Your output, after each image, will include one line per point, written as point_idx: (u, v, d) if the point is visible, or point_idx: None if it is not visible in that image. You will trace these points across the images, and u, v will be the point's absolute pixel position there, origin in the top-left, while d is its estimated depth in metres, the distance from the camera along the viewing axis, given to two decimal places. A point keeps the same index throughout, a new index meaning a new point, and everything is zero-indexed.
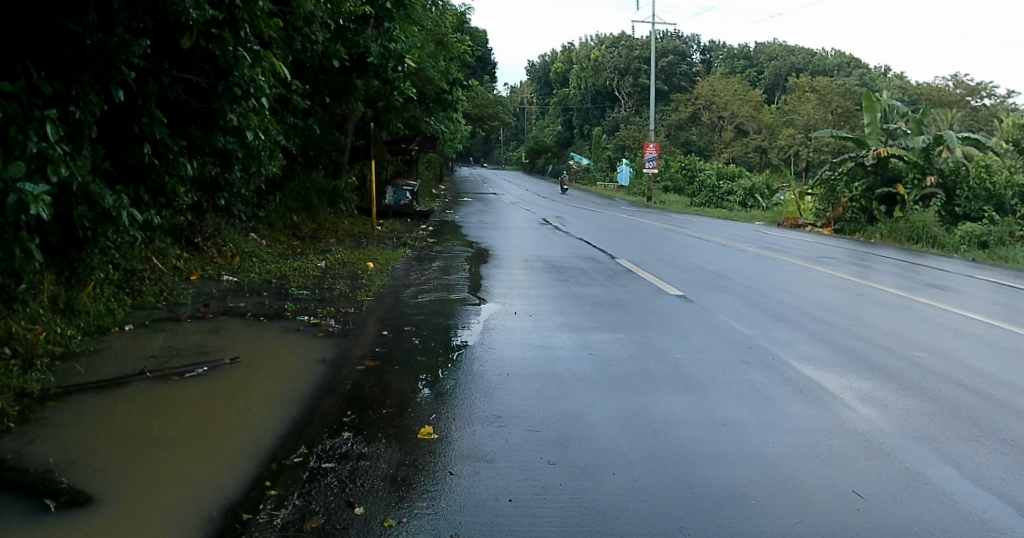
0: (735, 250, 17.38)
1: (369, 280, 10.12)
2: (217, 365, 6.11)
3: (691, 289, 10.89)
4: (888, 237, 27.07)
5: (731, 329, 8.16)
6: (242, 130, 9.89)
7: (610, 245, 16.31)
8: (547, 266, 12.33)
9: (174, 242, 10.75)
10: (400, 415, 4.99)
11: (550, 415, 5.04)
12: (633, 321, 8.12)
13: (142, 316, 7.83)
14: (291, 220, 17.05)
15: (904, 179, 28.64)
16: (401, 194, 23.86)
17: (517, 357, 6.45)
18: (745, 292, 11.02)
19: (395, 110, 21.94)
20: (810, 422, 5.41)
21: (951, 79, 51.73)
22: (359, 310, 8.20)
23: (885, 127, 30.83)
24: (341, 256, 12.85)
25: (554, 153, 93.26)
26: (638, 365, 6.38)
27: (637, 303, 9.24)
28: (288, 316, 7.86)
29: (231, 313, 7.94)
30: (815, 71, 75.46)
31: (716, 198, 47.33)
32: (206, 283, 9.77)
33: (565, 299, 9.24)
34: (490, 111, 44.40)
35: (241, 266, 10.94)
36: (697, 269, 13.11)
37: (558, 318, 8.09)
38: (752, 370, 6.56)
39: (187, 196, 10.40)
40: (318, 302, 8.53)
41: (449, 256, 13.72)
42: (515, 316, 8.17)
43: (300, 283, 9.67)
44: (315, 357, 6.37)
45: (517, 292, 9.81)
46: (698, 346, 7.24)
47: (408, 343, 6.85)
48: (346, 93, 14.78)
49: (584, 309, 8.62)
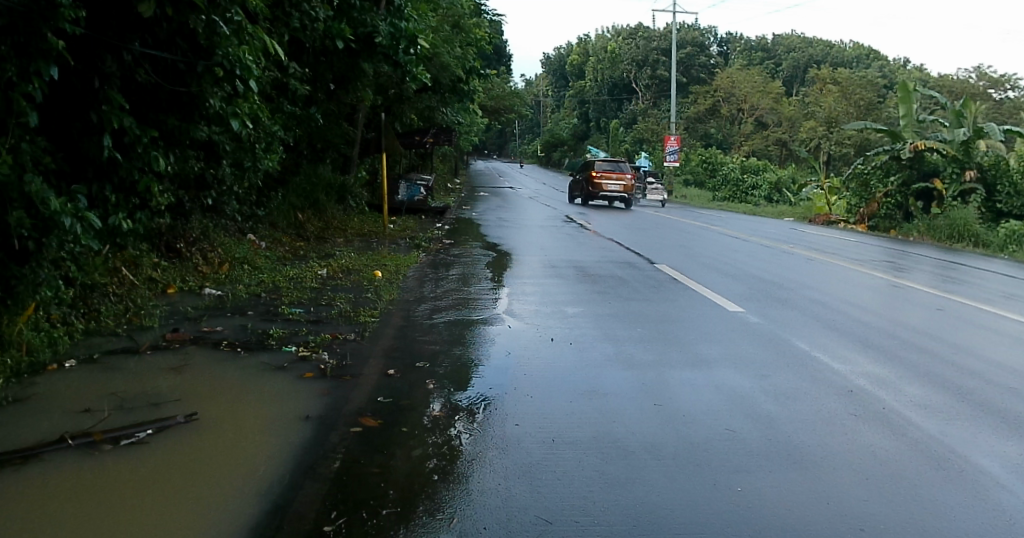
0: (779, 252, 15.82)
1: (376, 294, 8.63)
2: (169, 425, 4.64)
3: (751, 303, 9.34)
4: (928, 235, 25.45)
5: (814, 363, 6.62)
6: (227, 119, 8.44)
7: (645, 247, 14.78)
8: (579, 274, 10.81)
9: (152, 249, 9.36)
10: (404, 517, 3.50)
11: (620, 521, 3.54)
12: (696, 352, 6.58)
13: (95, 346, 6.40)
14: (295, 219, 15.66)
15: (942, 174, 26.95)
16: (415, 190, 22.55)
17: (561, 411, 4.95)
18: (814, 308, 9.45)
19: (408, 100, 20.53)
20: (973, 520, 3.86)
21: (974, 71, 49.71)
22: (360, 337, 6.67)
23: (922, 119, 28.97)
24: (346, 262, 11.37)
25: (571, 147, 91.53)
26: (721, 426, 4.84)
27: (696, 325, 7.69)
28: (271, 345, 6.37)
29: (202, 342, 6.48)
30: (834, 63, 73.39)
31: (739, 193, 45.59)
32: (185, 298, 8.37)
33: (610, 320, 7.72)
34: (507, 104, 42.95)
35: (228, 276, 9.51)
36: (750, 278, 11.51)
37: (605, 348, 6.59)
38: (866, 434, 5.03)
39: (165, 195, 9.00)
40: (312, 325, 7.08)
41: (467, 261, 12.21)
42: (552, 347, 6.62)
43: (293, 299, 8.21)
44: (302, 412, 4.87)
45: (549, 308, 8.26)
46: (788, 392, 5.69)
47: (419, 388, 5.35)
48: (351, 80, 13.34)
49: (635, 335, 7.10)
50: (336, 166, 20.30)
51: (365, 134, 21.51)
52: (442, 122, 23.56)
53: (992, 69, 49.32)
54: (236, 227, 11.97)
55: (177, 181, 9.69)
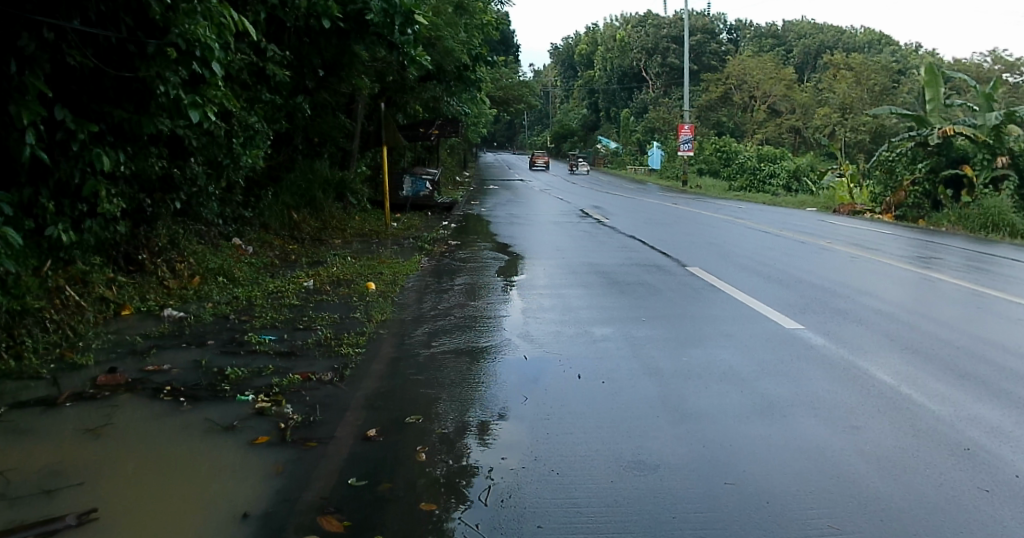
0: (815, 250, 14.40)
1: (366, 312, 7.33)
2: (53, 532, 3.31)
3: (808, 318, 7.92)
4: (958, 225, 23.87)
5: (913, 411, 5.20)
6: (186, 108, 7.12)
7: (668, 246, 13.46)
8: (602, 280, 9.50)
9: (107, 262, 8.02)
10: None
11: None
12: (761, 397, 5.22)
13: (3, 394, 5.05)
14: (288, 219, 14.38)
15: (972, 160, 25.36)
16: (421, 184, 21.05)
17: (600, 500, 3.62)
18: (881, 323, 8.02)
19: (410, 89, 19.28)
20: None
21: (989, 56, 47.88)
22: (338, 377, 5.33)
23: (950, 103, 27.28)
24: (338, 270, 10.07)
25: (581, 138, 89.94)
26: (822, 524, 3.49)
27: (747, 351, 6.35)
28: (225, 393, 5.03)
29: (139, 388, 5.16)
30: (846, 48, 71.31)
31: (757, 182, 43.73)
32: (141, 322, 7.05)
33: (649, 346, 6.34)
34: (516, 94, 41.61)
35: (197, 292, 8.21)
36: (796, 283, 10.10)
37: (646, 390, 5.23)
38: (1014, 524, 3.61)
39: (117, 199, 7.68)
40: (283, 360, 5.74)
41: (475, 266, 10.88)
42: (579, 390, 5.25)
43: (266, 321, 6.94)
44: (240, 505, 3.54)
45: (574, 328, 6.91)
46: (892, 461, 4.34)
47: (405, 462, 4.00)
48: (343, 66, 12.05)
49: (680, 368, 5.74)
50: (335, 161, 19.03)
51: (365, 127, 20.24)
52: (447, 113, 22.22)
53: (1008, 53, 47.45)
54: (216, 234, 10.67)
55: (137, 182, 8.39)
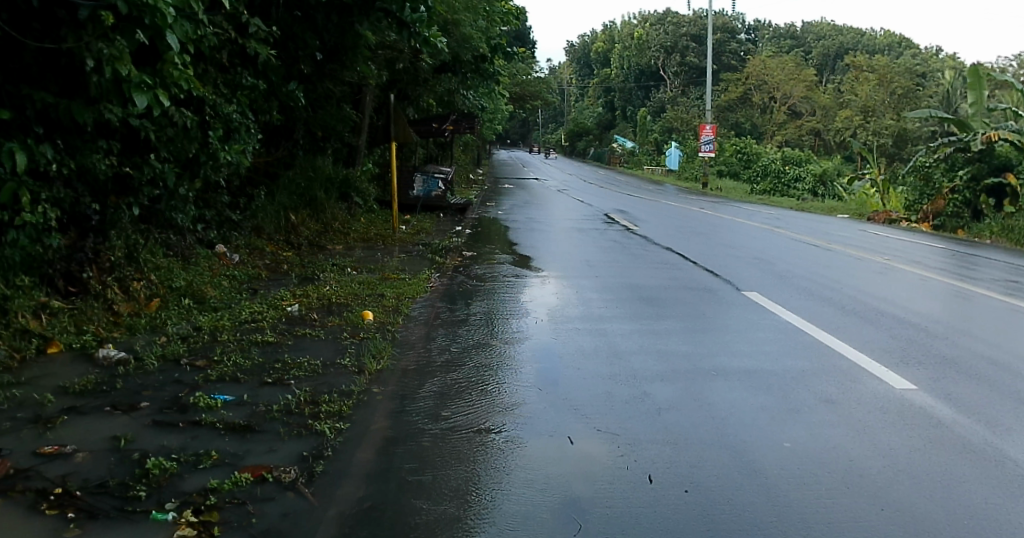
0: (873, 269, 12.61)
1: (355, 358, 5.70)
2: None
3: (917, 374, 6.24)
4: (1003, 237, 21.86)
5: None
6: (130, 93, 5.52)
7: (710, 262, 11.81)
8: (647, 311, 7.85)
9: (40, 283, 6.45)
10: None
11: None
12: (921, 529, 3.55)
13: None
14: (285, 221, 12.82)
15: (1016, 169, 23.29)
16: (433, 184, 19.51)
17: None
18: (1007, 379, 6.30)
19: (423, 80, 17.70)
20: None
21: (1018, 59, 45.71)
22: (306, 481, 3.70)
23: (995, 106, 25.09)
24: (331, 289, 8.46)
25: (597, 136, 88.18)
26: None
27: (863, 437, 4.68)
28: (136, 508, 3.41)
29: (16, 492, 3.55)
30: (866, 51, 69.04)
31: (779, 185, 41.80)
32: (68, 365, 5.46)
33: (734, 425, 4.68)
34: (532, 91, 40.07)
35: (152, 321, 6.66)
36: (878, 318, 8.40)
37: (751, 515, 3.59)
38: None
39: (49, 207, 6.08)
40: (234, 441, 4.14)
41: (492, 287, 9.24)
42: (656, 511, 3.59)
43: (224, 371, 5.31)
44: None
45: (629, 389, 5.27)
46: None
47: None
48: (346, 49, 10.48)
49: (787, 471, 4.11)
50: (340, 158, 17.43)
51: (373, 121, 18.66)
52: (462, 108, 20.56)
53: None
54: (192, 241, 9.14)
55: (83, 182, 6.81)
